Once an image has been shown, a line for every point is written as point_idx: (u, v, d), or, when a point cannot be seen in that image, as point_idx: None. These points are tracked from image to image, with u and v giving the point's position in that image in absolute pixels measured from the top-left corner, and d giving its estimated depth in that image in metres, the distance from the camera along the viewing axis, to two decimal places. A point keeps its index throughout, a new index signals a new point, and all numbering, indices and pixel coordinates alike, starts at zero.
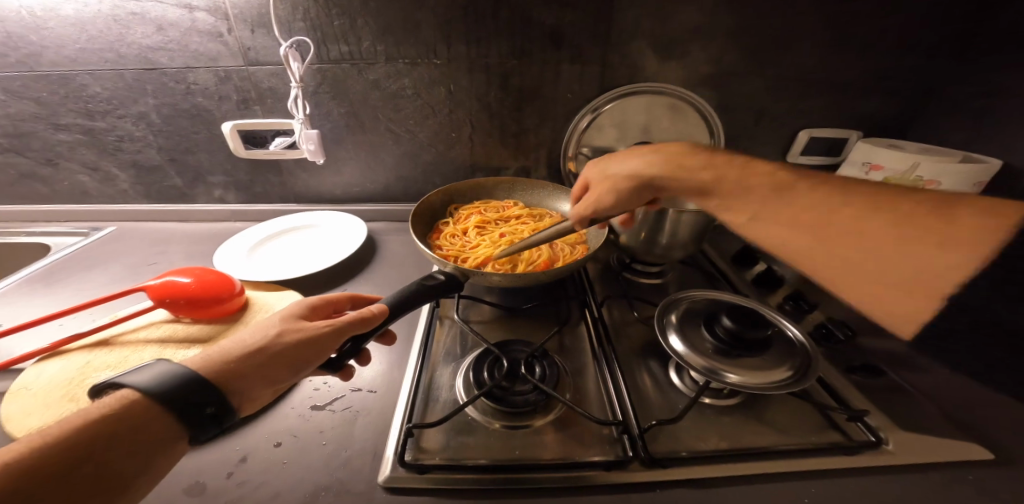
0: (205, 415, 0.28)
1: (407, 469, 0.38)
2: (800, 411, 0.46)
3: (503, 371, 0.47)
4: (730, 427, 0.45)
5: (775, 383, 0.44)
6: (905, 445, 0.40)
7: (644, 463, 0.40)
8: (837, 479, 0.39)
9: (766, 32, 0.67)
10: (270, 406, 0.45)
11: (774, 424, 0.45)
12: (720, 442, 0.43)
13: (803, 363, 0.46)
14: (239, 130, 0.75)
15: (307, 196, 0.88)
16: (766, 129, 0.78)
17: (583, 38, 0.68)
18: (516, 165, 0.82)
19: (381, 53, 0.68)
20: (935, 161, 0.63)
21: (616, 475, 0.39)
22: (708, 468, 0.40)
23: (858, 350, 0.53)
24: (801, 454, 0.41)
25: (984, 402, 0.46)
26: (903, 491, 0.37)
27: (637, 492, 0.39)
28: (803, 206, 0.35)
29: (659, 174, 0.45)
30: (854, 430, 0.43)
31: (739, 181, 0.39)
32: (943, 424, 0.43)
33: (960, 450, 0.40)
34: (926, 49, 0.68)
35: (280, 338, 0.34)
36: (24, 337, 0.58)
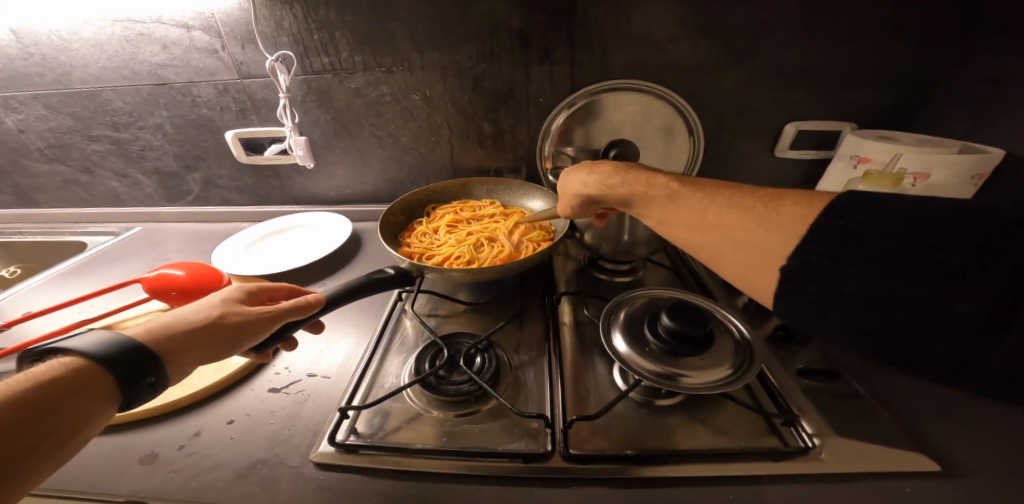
0: (146, 383, 0.32)
1: (335, 448, 0.40)
2: (741, 412, 0.45)
3: (442, 360, 0.48)
4: (667, 427, 0.43)
5: (717, 383, 0.43)
6: (838, 452, 0.39)
7: (565, 457, 0.39)
8: (767, 483, 0.37)
9: (738, 25, 0.65)
10: (230, 388, 0.49)
11: (712, 425, 0.43)
12: (650, 441, 0.42)
13: (743, 361, 0.45)
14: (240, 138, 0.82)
15: (304, 198, 0.94)
16: (749, 125, 0.75)
17: (550, 40, 0.69)
18: (495, 165, 0.84)
19: (359, 63, 0.72)
20: (917, 151, 0.58)
21: (534, 467, 0.39)
22: (630, 465, 0.39)
23: (822, 354, 0.50)
24: (730, 456, 0.39)
25: (950, 412, 0.43)
26: (831, 499, 0.36)
27: (553, 486, 0.38)
28: (702, 200, 0.38)
29: (594, 194, 0.49)
30: (790, 435, 0.42)
31: (642, 189, 0.44)
32: (896, 434, 0.41)
33: (900, 460, 0.38)
34: (919, 34, 0.63)
35: (223, 318, 0.38)
36: (52, 320, 0.67)
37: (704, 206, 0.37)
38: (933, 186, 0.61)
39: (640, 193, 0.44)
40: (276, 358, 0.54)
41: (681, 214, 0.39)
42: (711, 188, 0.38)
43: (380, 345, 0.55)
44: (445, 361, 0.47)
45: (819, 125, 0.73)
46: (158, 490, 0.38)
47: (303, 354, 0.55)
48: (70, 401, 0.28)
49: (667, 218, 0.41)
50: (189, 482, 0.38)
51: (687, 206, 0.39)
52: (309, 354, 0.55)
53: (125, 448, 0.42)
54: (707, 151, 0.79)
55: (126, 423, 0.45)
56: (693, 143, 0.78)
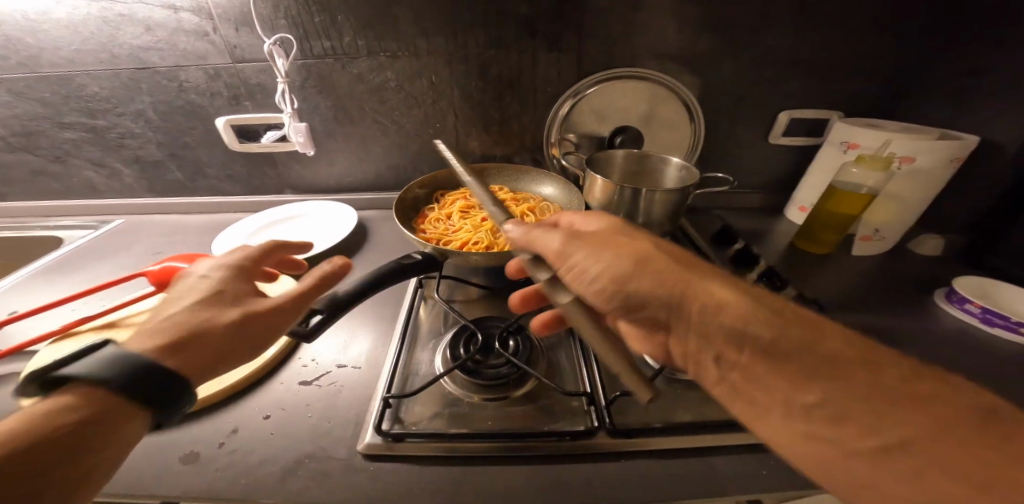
0: (174, 406, 0.31)
1: (384, 438, 0.41)
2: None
3: (477, 345, 0.49)
4: (694, 400, 0.46)
5: None
6: None
7: (608, 433, 0.41)
8: None
9: (741, 16, 0.67)
10: (260, 382, 0.49)
11: None
12: (683, 416, 0.44)
13: None
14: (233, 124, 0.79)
15: (302, 186, 0.92)
16: (747, 113, 0.78)
17: (558, 27, 0.69)
18: (501, 152, 0.84)
19: (362, 47, 0.70)
20: (907, 137, 0.61)
21: (579, 443, 0.41)
22: (668, 439, 0.41)
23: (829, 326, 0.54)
24: None
25: None
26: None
27: (600, 460, 0.40)
28: (837, 364, 0.28)
29: (680, 283, 0.34)
30: None
31: (754, 316, 0.31)
32: None
33: None
34: (903, 29, 0.68)
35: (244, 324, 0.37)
36: (45, 323, 0.63)
37: (849, 373, 0.27)
38: (917, 171, 0.64)
39: (758, 320, 0.30)
40: (302, 351, 0.54)
41: (804, 369, 0.28)
42: (810, 324, 0.30)
43: (407, 333, 0.55)
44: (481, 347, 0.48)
45: (812, 113, 0.76)
46: (208, 489, 0.38)
47: (329, 347, 0.55)
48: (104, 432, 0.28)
49: (782, 368, 0.29)
50: (240, 478, 0.38)
51: (812, 362, 0.28)
52: (334, 345, 0.55)
53: (162, 448, 0.41)
54: (708, 138, 0.81)
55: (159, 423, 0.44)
56: (694, 130, 0.80)
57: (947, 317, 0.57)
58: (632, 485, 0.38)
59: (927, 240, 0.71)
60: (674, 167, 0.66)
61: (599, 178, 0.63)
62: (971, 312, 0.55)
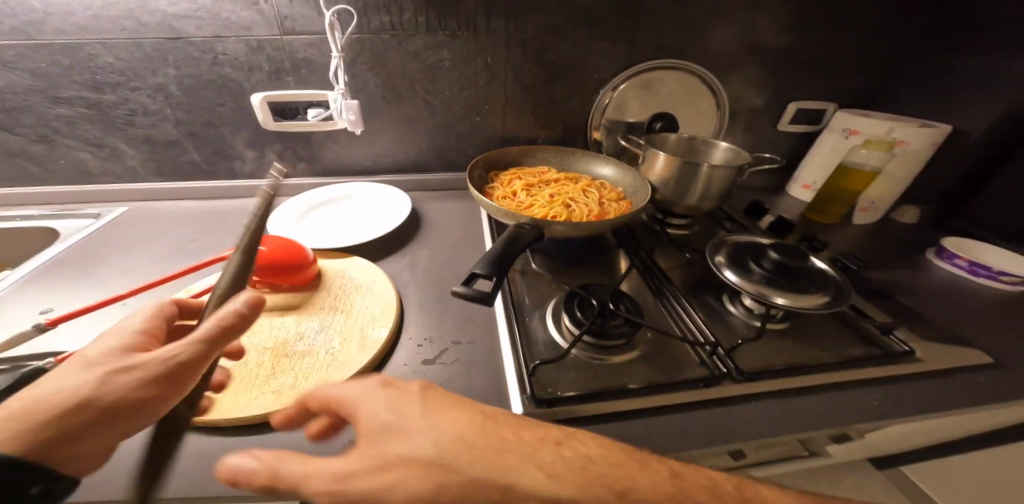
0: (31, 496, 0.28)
1: (538, 406, 0.43)
2: (839, 331, 0.57)
3: (594, 311, 0.52)
4: (787, 347, 0.54)
5: (819, 304, 0.53)
6: (928, 353, 0.53)
7: (736, 379, 0.48)
8: (885, 383, 0.50)
9: (772, 12, 0.76)
10: (381, 362, 0.48)
11: (822, 345, 0.55)
12: (786, 360, 0.52)
13: (835, 291, 0.56)
14: (269, 101, 0.74)
15: (335, 169, 0.86)
16: (768, 100, 0.87)
17: (614, 13, 0.73)
18: (546, 135, 0.87)
19: (422, 24, 0.69)
20: (905, 125, 0.74)
21: (714, 390, 0.47)
22: (786, 380, 0.48)
23: (866, 283, 0.67)
24: (854, 367, 0.51)
25: (958, 324, 0.61)
26: (926, 383, 0.50)
27: (734, 401, 0.47)
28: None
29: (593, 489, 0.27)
30: (890, 342, 0.55)
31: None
32: (941, 339, 0.56)
33: (970, 357, 0.53)
34: (895, 30, 0.80)
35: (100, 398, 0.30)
36: (90, 325, 0.53)
37: None
38: (907, 152, 0.77)
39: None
40: (409, 331, 0.53)
41: None
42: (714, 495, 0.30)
43: (509, 304, 0.57)
44: (600, 312, 0.51)
45: (818, 104, 0.87)
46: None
47: (432, 323, 0.55)
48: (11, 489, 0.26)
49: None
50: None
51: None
52: (437, 321, 0.55)
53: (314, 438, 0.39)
54: (733, 123, 0.89)
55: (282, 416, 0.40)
56: (719, 118, 0.87)
57: (941, 270, 0.73)
58: (774, 423, 0.45)
59: (907, 211, 0.87)
60: (721, 150, 0.75)
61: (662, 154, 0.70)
62: (960, 265, 0.71)
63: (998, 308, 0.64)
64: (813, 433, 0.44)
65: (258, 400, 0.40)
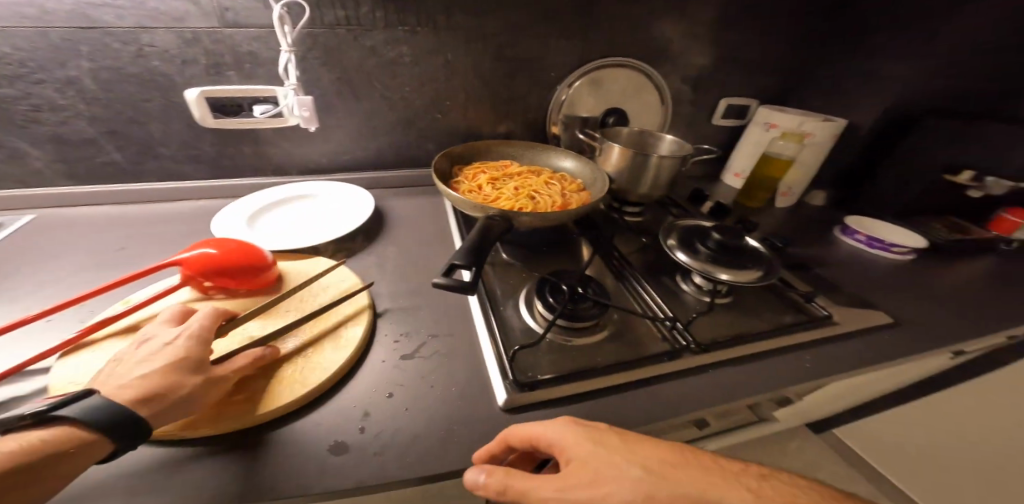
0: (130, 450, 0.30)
1: (520, 391, 0.45)
2: (772, 301, 0.66)
3: (564, 295, 0.55)
4: (732, 320, 0.61)
5: (755, 278, 0.61)
6: (842, 316, 0.63)
7: (694, 350, 0.53)
8: (812, 345, 0.58)
9: (704, 19, 0.84)
10: (359, 360, 0.47)
11: (759, 316, 0.63)
12: (732, 331, 0.59)
13: (767, 266, 0.64)
14: (208, 97, 0.65)
15: (286, 168, 0.80)
16: (703, 97, 0.97)
17: (568, 14, 0.77)
18: (506, 130, 0.89)
19: (380, 20, 0.68)
20: (811, 119, 0.86)
21: (676, 362, 0.52)
22: (733, 348, 0.55)
23: (792, 258, 0.78)
24: (786, 332, 0.59)
25: (862, 287, 0.73)
26: (843, 341, 0.60)
27: (692, 371, 0.52)
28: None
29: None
30: (811, 308, 0.64)
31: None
32: (852, 299, 0.68)
33: (874, 316, 0.64)
34: (802, 38, 0.93)
35: (220, 381, 0.36)
36: (4, 353, 0.45)
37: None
38: (815, 143, 0.89)
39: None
40: (384, 328, 0.52)
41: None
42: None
43: (483, 295, 0.58)
44: (571, 296, 0.54)
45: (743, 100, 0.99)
46: (380, 471, 0.37)
47: (408, 317, 0.55)
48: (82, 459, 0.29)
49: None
50: (404, 456, 0.38)
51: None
52: (413, 316, 0.55)
53: (297, 444, 0.38)
54: (675, 119, 0.98)
55: (257, 424, 0.38)
56: (664, 112, 0.96)
57: (846, 244, 0.86)
58: (728, 387, 0.51)
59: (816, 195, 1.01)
60: (667, 143, 0.83)
61: (616, 147, 0.76)
62: (860, 240, 0.85)
63: (892, 272, 0.79)
64: (761, 394, 0.51)
65: (229, 408, 0.38)
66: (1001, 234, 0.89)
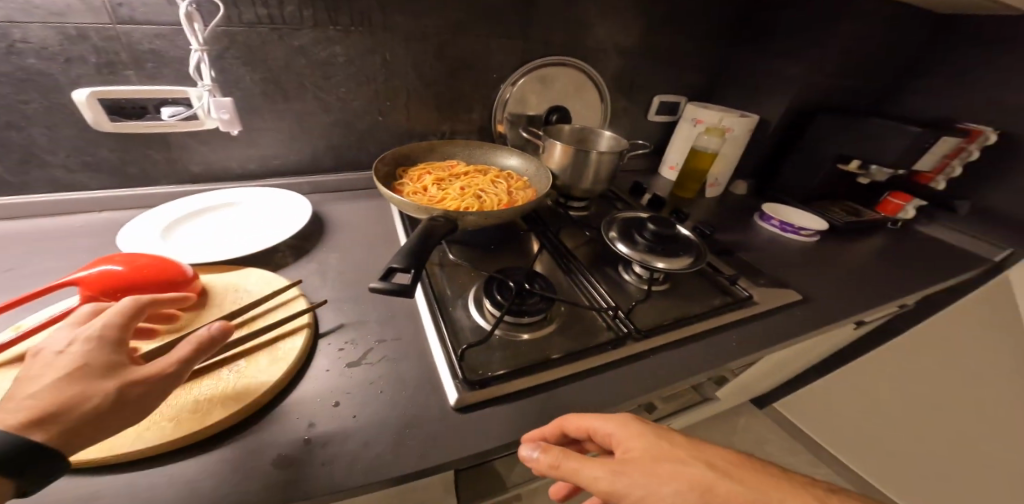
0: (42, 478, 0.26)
1: (471, 389, 0.45)
2: (703, 285, 0.72)
3: (511, 292, 0.57)
4: (667, 304, 0.66)
5: (686, 265, 0.67)
6: (761, 294, 0.71)
7: (636, 337, 0.57)
8: (737, 324, 0.65)
9: (634, 22, 0.89)
10: (301, 370, 0.45)
11: (691, 299, 0.69)
12: (669, 316, 0.64)
13: (697, 253, 0.70)
14: (101, 98, 0.56)
15: (207, 174, 0.72)
16: (637, 96, 1.02)
17: (506, 15, 0.78)
18: (451, 130, 0.89)
19: (308, 19, 0.64)
20: (730, 115, 0.95)
21: (620, 348, 0.55)
22: (670, 331, 0.60)
23: (719, 243, 0.86)
24: (715, 314, 0.65)
25: (778, 267, 0.83)
26: (762, 317, 0.67)
27: (634, 356, 0.56)
28: None
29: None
30: (736, 289, 0.71)
31: None
32: (771, 279, 0.76)
33: (787, 294, 0.72)
34: (720, 42, 1.01)
35: (151, 393, 0.32)
36: None
37: None
38: (734, 137, 0.98)
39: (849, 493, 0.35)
40: (327, 336, 0.50)
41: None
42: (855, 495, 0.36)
43: (431, 297, 0.58)
44: (517, 292, 0.56)
45: (674, 97, 1.06)
46: (328, 481, 0.35)
47: (353, 323, 0.53)
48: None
49: None
50: (353, 464, 0.37)
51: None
52: (359, 322, 0.53)
53: (236, 462, 0.35)
54: (613, 117, 1.03)
55: (187, 445, 0.36)
56: (603, 110, 1.00)
57: (764, 229, 0.96)
58: (667, 368, 0.55)
59: (739, 184, 1.11)
60: (605, 138, 0.87)
61: (558, 145, 0.79)
62: (774, 225, 0.95)
63: (803, 252, 0.89)
64: (695, 372, 0.56)
65: (151, 431, 0.34)
66: (887, 215, 1.02)
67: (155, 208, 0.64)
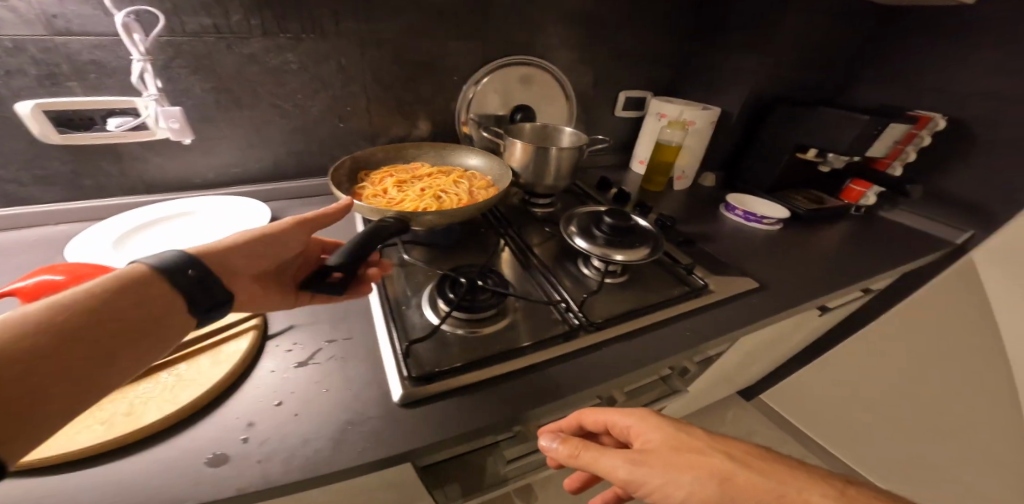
0: (192, 280, 0.37)
1: (417, 385, 0.46)
2: (662, 275, 0.73)
3: (462, 288, 0.57)
4: (623, 296, 0.68)
5: (643, 256, 0.67)
6: (717, 283, 0.72)
7: (587, 330, 0.58)
8: (693, 315, 0.66)
9: (591, 22, 0.91)
10: (244, 372, 0.44)
11: (648, 290, 0.70)
12: (625, 307, 0.65)
13: (653, 244, 0.71)
14: (47, 110, 0.56)
15: (165, 184, 0.72)
16: (601, 94, 1.04)
17: (462, 18, 0.80)
18: (415, 133, 0.89)
19: (257, 27, 0.65)
20: (691, 108, 0.97)
21: (572, 341, 0.56)
22: (625, 324, 0.61)
23: (682, 234, 0.87)
24: (669, 304, 0.66)
25: (741, 256, 0.84)
26: (718, 305, 0.68)
27: (587, 348, 0.56)
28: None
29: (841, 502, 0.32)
30: (692, 279, 0.72)
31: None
32: (730, 269, 0.77)
33: (743, 282, 0.73)
34: (679, 39, 1.03)
35: (275, 238, 0.46)
36: None
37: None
38: (697, 130, 0.99)
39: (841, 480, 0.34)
40: (276, 337, 0.49)
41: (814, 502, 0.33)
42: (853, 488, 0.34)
43: (384, 297, 0.58)
44: (468, 287, 0.56)
45: (639, 93, 1.08)
46: (263, 477, 0.35)
47: (304, 323, 0.52)
48: (99, 344, 0.31)
49: None
50: (291, 460, 0.37)
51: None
52: (310, 324, 0.53)
53: (169, 463, 0.35)
54: (579, 115, 1.04)
55: (120, 450, 0.35)
56: (570, 108, 1.01)
57: (729, 219, 0.98)
58: (620, 360, 0.56)
59: (707, 177, 1.12)
60: (567, 135, 0.88)
61: (518, 143, 0.79)
62: (738, 214, 0.97)
63: (766, 240, 0.91)
64: (647, 362, 0.57)
65: (83, 434, 0.35)
66: (850, 202, 1.04)
67: (105, 219, 0.64)
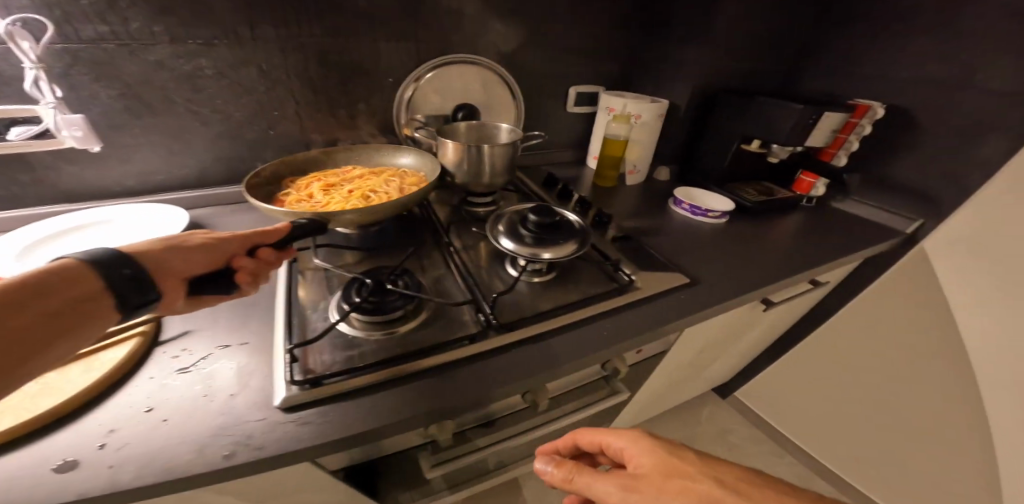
0: (126, 274, 0.34)
1: (300, 388, 0.45)
2: (591, 272, 0.73)
3: (368, 289, 0.56)
4: (545, 294, 0.67)
5: (568, 253, 0.67)
6: (645, 279, 0.71)
7: (497, 329, 0.57)
8: (615, 311, 0.65)
9: (526, 18, 0.90)
10: (121, 379, 0.44)
11: (573, 287, 0.69)
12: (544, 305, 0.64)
13: (580, 240, 0.70)
14: None
15: (82, 192, 0.71)
16: (546, 91, 1.03)
17: (388, 19, 0.78)
18: (351, 135, 0.88)
19: (162, 34, 0.64)
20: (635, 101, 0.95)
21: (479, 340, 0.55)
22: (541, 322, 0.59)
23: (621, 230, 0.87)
24: (591, 302, 0.65)
25: (680, 251, 0.83)
26: (642, 301, 0.67)
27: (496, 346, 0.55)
28: None
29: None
30: (619, 275, 0.72)
31: None
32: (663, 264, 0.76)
33: (672, 278, 0.72)
34: (623, 34, 1.02)
35: (212, 244, 0.44)
36: None
37: None
38: (644, 123, 0.99)
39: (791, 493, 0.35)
40: (165, 345, 0.49)
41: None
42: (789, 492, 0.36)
43: (291, 303, 0.58)
44: (374, 289, 0.56)
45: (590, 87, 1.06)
46: (110, 483, 0.35)
47: (199, 331, 0.52)
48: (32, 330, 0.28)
49: None
50: (145, 467, 0.36)
51: None
52: (207, 331, 0.52)
53: (13, 471, 0.35)
54: (526, 112, 1.03)
55: None
56: (516, 106, 1.00)
57: (676, 213, 0.97)
58: (529, 358, 0.54)
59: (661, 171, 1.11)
60: (504, 131, 0.87)
61: (450, 142, 0.78)
62: (684, 208, 0.96)
63: (710, 235, 0.90)
64: (558, 359, 0.55)
65: None
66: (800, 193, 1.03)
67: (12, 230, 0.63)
